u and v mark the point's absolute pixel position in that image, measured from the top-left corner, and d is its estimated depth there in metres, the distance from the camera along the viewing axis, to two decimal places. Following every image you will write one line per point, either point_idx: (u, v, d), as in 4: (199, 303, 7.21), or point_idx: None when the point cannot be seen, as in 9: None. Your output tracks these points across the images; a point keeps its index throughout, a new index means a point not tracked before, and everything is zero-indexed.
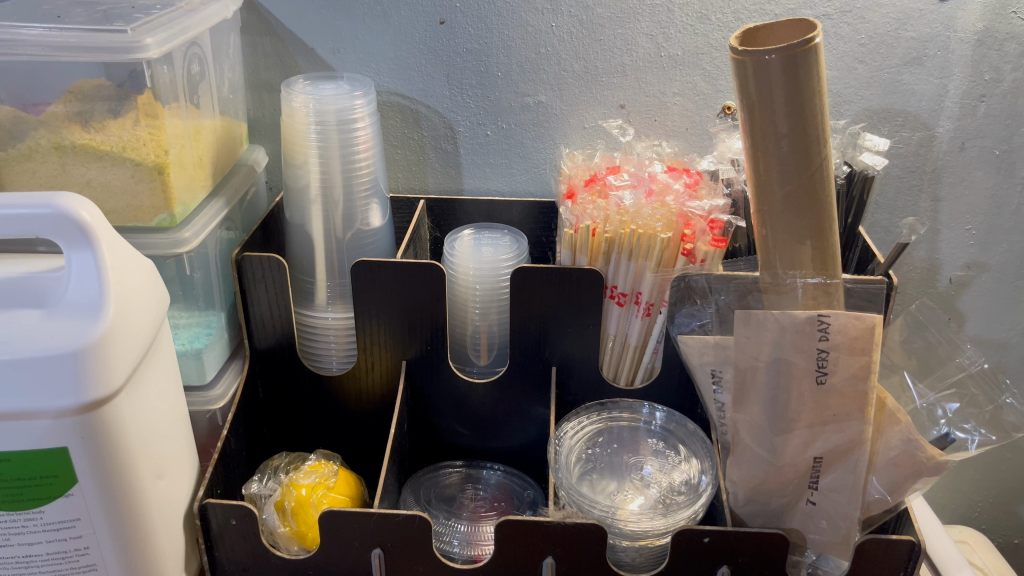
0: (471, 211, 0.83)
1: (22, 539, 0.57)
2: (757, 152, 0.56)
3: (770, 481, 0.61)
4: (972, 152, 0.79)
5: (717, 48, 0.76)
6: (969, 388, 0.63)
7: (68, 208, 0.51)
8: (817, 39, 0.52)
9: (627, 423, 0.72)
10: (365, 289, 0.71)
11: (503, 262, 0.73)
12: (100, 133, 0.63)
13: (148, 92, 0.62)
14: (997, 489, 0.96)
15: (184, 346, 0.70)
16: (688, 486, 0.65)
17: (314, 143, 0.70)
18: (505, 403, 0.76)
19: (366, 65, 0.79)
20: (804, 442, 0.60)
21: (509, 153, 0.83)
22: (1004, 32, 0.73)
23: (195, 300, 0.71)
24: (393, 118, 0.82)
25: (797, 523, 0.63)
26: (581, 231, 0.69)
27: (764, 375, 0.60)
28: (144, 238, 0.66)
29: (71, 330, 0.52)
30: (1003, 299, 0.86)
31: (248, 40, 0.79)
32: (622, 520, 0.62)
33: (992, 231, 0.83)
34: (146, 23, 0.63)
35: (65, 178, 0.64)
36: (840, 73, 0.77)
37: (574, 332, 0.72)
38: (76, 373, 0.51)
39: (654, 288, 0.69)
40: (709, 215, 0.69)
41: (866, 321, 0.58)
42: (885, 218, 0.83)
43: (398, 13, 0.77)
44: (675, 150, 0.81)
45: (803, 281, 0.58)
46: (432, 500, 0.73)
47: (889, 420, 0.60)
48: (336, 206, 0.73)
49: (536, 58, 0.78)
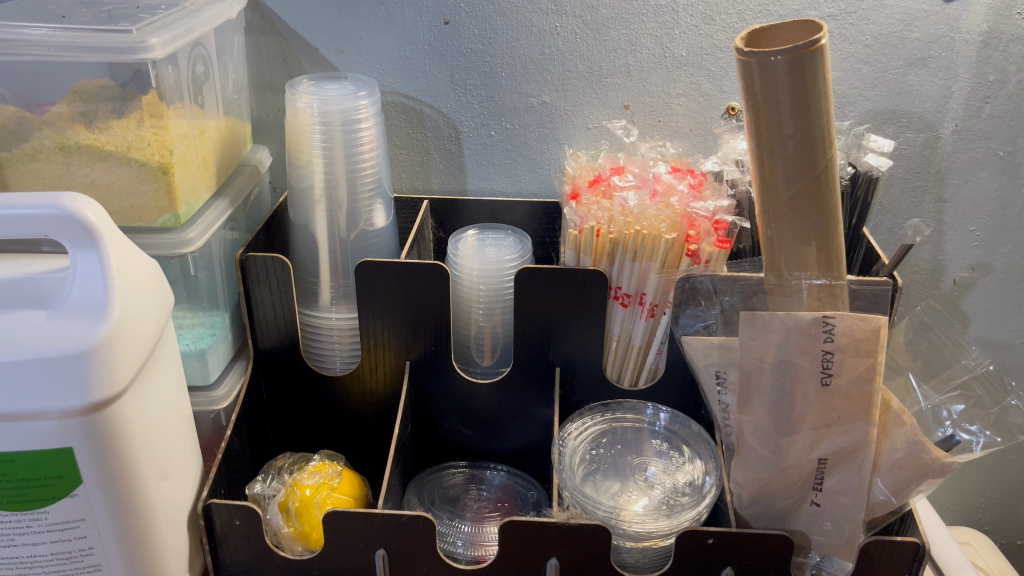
0: (475, 211, 0.83)
1: (26, 539, 0.57)
2: (762, 152, 0.56)
3: (774, 483, 0.61)
4: (977, 154, 0.79)
5: (722, 49, 0.76)
6: (975, 389, 0.63)
7: (72, 209, 0.51)
8: (823, 41, 0.52)
9: (630, 424, 0.71)
10: (369, 290, 0.71)
11: (508, 263, 0.73)
12: (105, 133, 0.63)
13: (153, 92, 0.62)
14: (1000, 490, 0.96)
15: (188, 347, 0.70)
16: (692, 487, 0.65)
17: (318, 143, 0.70)
18: (509, 403, 0.76)
19: (370, 65, 0.79)
20: (809, 444, 0.60)
21: (513, 154, 0.83)
22: (1009, 33, 0.73)
23: (200, 300, 0.71)
24: (396, 118, 0.82)
25: (801, 524, 0.63)
26: (586, 232, 0.69)
27: (770, 376, 0.60)
28: (148, 238, 0.66)
29: (75, 331, 0.52)
30: (1007, 300, 0.86)
31: (252, 41, 0.79)
32: (626, 521, 0.61)
33: (997, 232, 0.83)
34: (151, 23, 0.63)
35: (69, 178, 0.64)
36: (846, 74, 0.76)
37: (578, 333, 0.72)
38: (81, 374, 0.52)
39: (658, 289, 0.69)
40: (713, 216, 0.69)
41: (871, 323, 0.58)
42: (890, 219, 0.83)
43: (402, 13, 0.76)
44: (679, 150, 0.81)
45: (808, 282, 0.58)
46: (434, 501, 0.73)
47: (894, 421, 0.60)
48: (341, 206, 0.73)
49: (541, 58, 0.78)
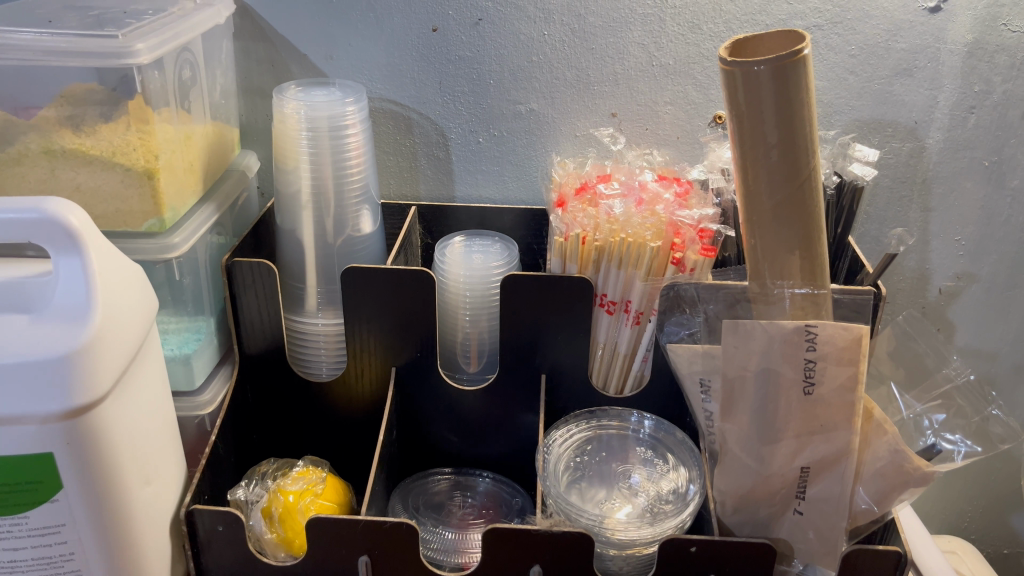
0: (463, 217, 0.83)
1: (6, 544, 0.56)
2: (745, 159, 0.56)
3: (757, 491, 0.61)
4: (962, 163, 0.79)
5: (709, 57, 0.77)
6: (956, 399, 0.63)
7: (56, 213, 0.51)
8: (806, 51, 0.53)
9: (615, 431, 0.72)
10: (356, 297, 0.71)
11: (494, 270, 0.73)
12: (91, 137, 0.63)
13: (138, 97, 0.62)
14: (987, 498, 0.96)
15: (173, 351, 0.70)
16: (676, 495, 0.65)
17: (305, 150, 0.71)
18: (495, 410, 0.76)
19: (359, 72, 0.79)
20: (792, 452, 0.60)
21: (502, 160, 0.83)
22: (994, 44, 0.74)
23: (185, 305, 0.71)
24: (384, 124, 0.82)
25: (784, 533, 0.62)
26: (572, 239, 0.69)
27: (753, 384, 0.60)
28: (133, 242, 0.66)
29: (57, 334, 0.52)
30: (993, 309, 0.86)
31: (240, 46, 0.79)
32: (609, 529, 0.62)
33: (982, 241, 0.83)
34: (137, 28, 0.63)
35: (54, 183, 0.64)
36: (831, 83, 0.77)
37: (565, 340, 0.72)
38: (62, 378, 0.51)
39: (643, 297, 0.69)
40: (698, 224, 0.69)
41: (853, 332, 0.58)
42: (875, 228, 0.83)
43: (391, 20, 0.77)
44: (666, 158, 0.82)
45: (791, 291, 0.59)
46: (419, 508, 0.72)
47: (876, 430, 0.60)
48: (327, 212, 0.73)
49: (528, 66, 0.78)
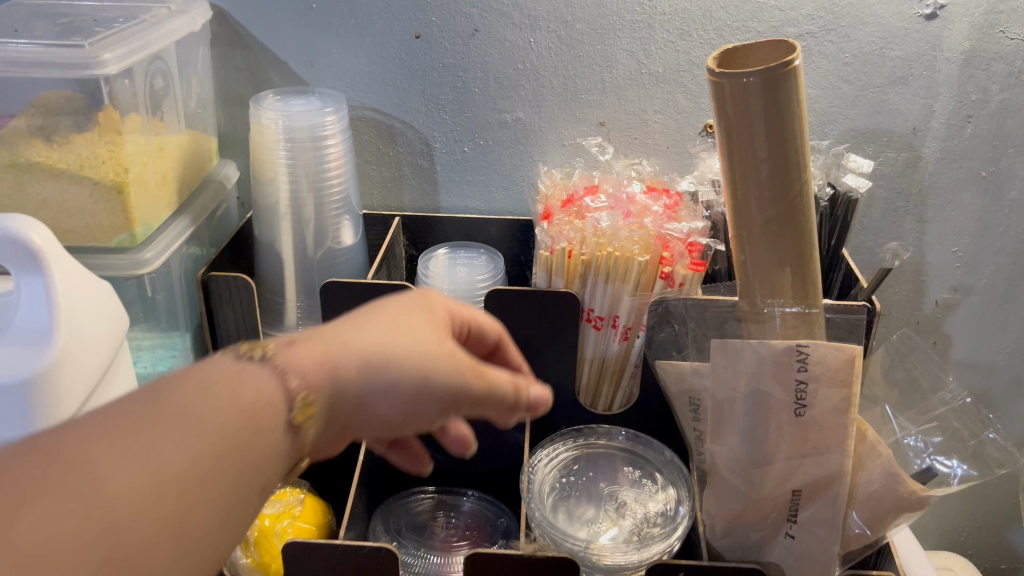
0: (448, 229, 0.81)
1: None
2: (734, 174, 0.55)
3: (747, 514, 0.59)
4: (959, 174, 0.77)
5: (699, 65, 0.75)
6: (951, 422, 0.61)
7: (18, 231, 0.50)
8: (797, 62, 0.51)
9: (604, 450, 0.70)
10: (334, 311, 0.69)
11: (479, 283, 0.71)
12: (61, 149, 0.61)
13: (108, 108, 0.60)
14: (984, 513, 0.94)
15: (146, 370, 0.68)
16: (664, 517, 0.63)
17: (283, 161, 0.69)
18: (480, 427, 0.74)
19: (340, 80, 0.77)
20: (782, 475, 0.58)
21: (488, 170, 0.81)
22: (992, 52, 0.72)
23: (159, 321, 0.69)
24: (367, 132, 0.80)
25: (776, 557, 0.59)
26: (557, 253, 0.67)
27: (742, 406, 0.58)
28: (104, 258, 0.64)
29: (17, 358, 0.50)
30: (990, 322, 0.84)
31: (218, 53, 0.77)
32: (596, 554, 0.59)
33: (979, 253, 0.81)
34: (108, 37, 0.61)
35: (22, 196, 0.62)
36: (824, 92, 0.75)
37: (551, 356, 0.70)
38: (23, 403, 0.50)
39: (632, 312, 0.67)
40: (687, 237, 0.67)
41: (846, 352, 0.56)
42: (870, 240, 0.81)
43: (372, 27, 0.75)
44: (656, 168, 0.80)
45: (782, 310, 0.57)
46: (401, 529, 0.70)
47: (869, 452, 0.58)
48: (307, 225, 0.71)
49: (514, 74, 0.76)
